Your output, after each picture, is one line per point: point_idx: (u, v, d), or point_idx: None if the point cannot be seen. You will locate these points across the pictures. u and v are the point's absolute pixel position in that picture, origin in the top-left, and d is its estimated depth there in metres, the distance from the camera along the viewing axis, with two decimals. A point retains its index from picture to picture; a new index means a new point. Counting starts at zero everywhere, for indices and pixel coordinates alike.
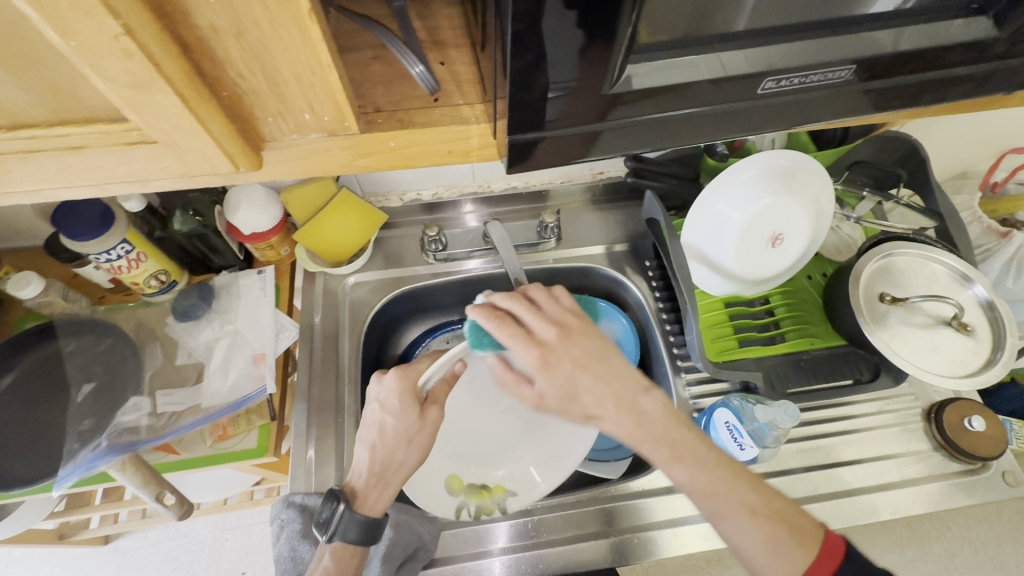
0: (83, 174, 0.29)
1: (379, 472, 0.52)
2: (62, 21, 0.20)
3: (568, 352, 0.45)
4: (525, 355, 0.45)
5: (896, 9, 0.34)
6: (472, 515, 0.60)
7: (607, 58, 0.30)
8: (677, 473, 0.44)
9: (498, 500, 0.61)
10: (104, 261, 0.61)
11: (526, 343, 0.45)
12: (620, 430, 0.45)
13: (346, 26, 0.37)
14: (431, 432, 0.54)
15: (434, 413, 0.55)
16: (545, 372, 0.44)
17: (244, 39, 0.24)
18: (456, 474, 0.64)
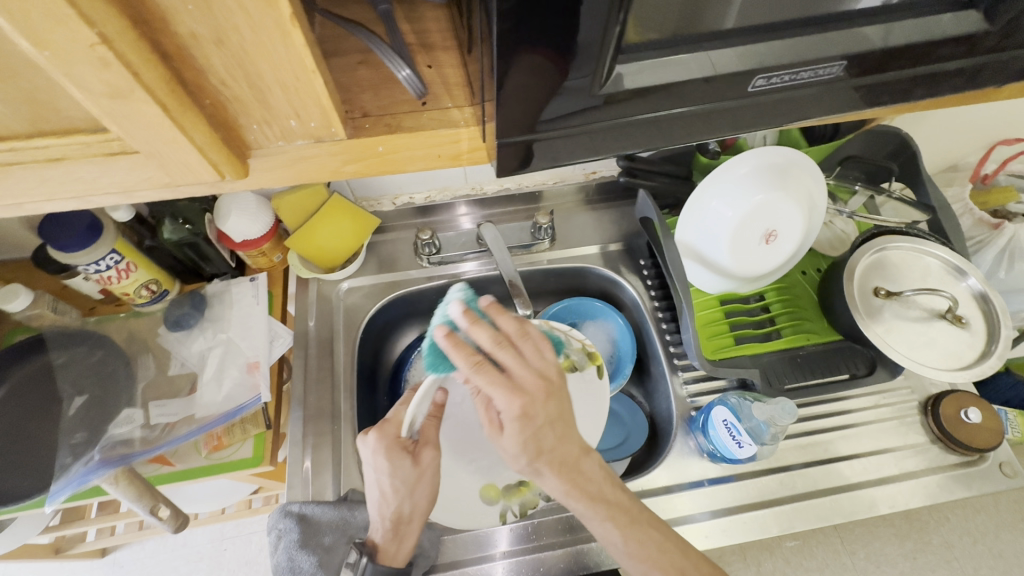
0: (65, 186, 0.29)
1: (395, 519, 0.52)
2: (36, 32, 0.19)
3: (545, 410, 0.45)
4: (505, 402, 0.43)
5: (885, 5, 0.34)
6: (517, 515, 0.59)
7: (598, 56, 0.30)
8: (602, 528, 0.49)
9: (540, 491, 0.60)
10: (93, 271, 0.60)
11: (508, 391, 0.43)
12: (558, 490, 0.48)
13: (332, 31, 0.36)
14: (431, 479, 0.53)
15: (428, 459, 0.53)
16: (521, 423, 0.43)
17: (225, 46, 0.23)
18: (490, 482, 0.61)
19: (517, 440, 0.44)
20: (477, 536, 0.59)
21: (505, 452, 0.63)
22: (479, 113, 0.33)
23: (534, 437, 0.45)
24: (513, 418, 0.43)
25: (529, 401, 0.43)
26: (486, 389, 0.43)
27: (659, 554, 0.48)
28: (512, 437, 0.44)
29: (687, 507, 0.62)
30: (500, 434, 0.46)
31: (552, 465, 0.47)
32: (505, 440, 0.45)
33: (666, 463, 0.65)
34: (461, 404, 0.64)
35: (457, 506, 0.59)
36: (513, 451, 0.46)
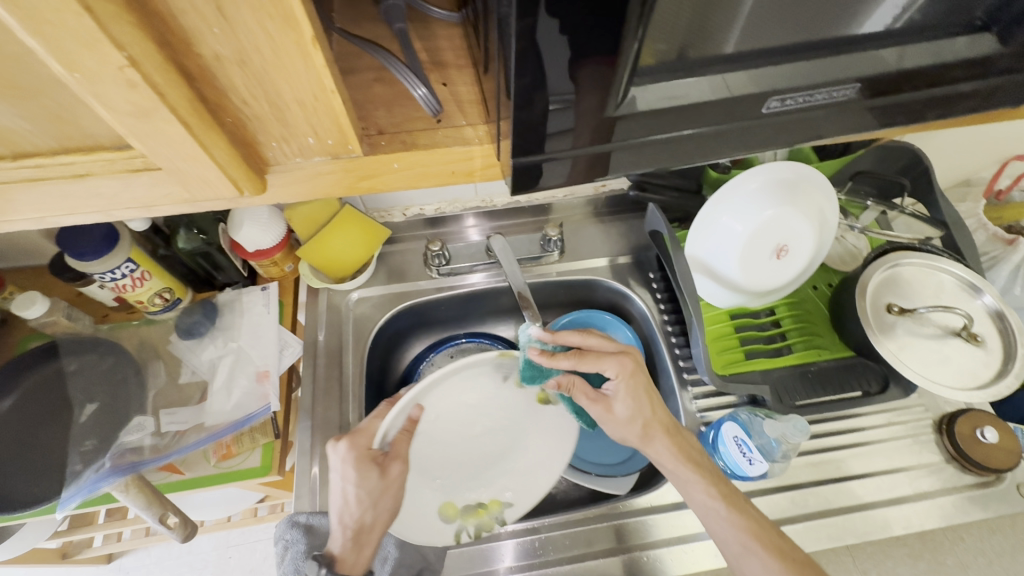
0: (87, 201, 0.29)
1: (351, 528, 0.52)
2: (67, 55, 0.20)
3: (643, 375, 0.54)
4: (609, 368, 0.53)
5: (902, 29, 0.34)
6: (472, 536, 0.59)
7: (611, 75, 0.30)
8: (703, 493, 0.51)
9: (495, 515, 0.60)
10: (109, 279, 0.61)
11: (612, 357, 0.54)
12: (668, 452, 0.53)
13: (348, 49, 0.37)
14: (393, 493, 0.54)
15: (396, 471, 0.55)
16: (629, 381, 0.53)
17: (248, 67, 0.24)
18: (450, 500, 0.61)
19: (628, 403, 0.53)
20: (485, 550, 0.58)
21: (472, 472, 0.63)
22: (493, 131, 0.33)
23: (642, 400, 0.54)
24: (623, 381, 0.53)
25: (629, 369, 0.54)
26: (598, 365, 0.53)
27: (760, 528, 0.49)
28: (619, 398, 0.54)
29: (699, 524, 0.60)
30: (611, 408, 0.54)
31: (660, 427, 0.54)
32: (618, 409, 0.54)
33: None
34: (436, 422, 0.61)
35: (411, 521, 0.58)
36: (624, 418, 0.54)
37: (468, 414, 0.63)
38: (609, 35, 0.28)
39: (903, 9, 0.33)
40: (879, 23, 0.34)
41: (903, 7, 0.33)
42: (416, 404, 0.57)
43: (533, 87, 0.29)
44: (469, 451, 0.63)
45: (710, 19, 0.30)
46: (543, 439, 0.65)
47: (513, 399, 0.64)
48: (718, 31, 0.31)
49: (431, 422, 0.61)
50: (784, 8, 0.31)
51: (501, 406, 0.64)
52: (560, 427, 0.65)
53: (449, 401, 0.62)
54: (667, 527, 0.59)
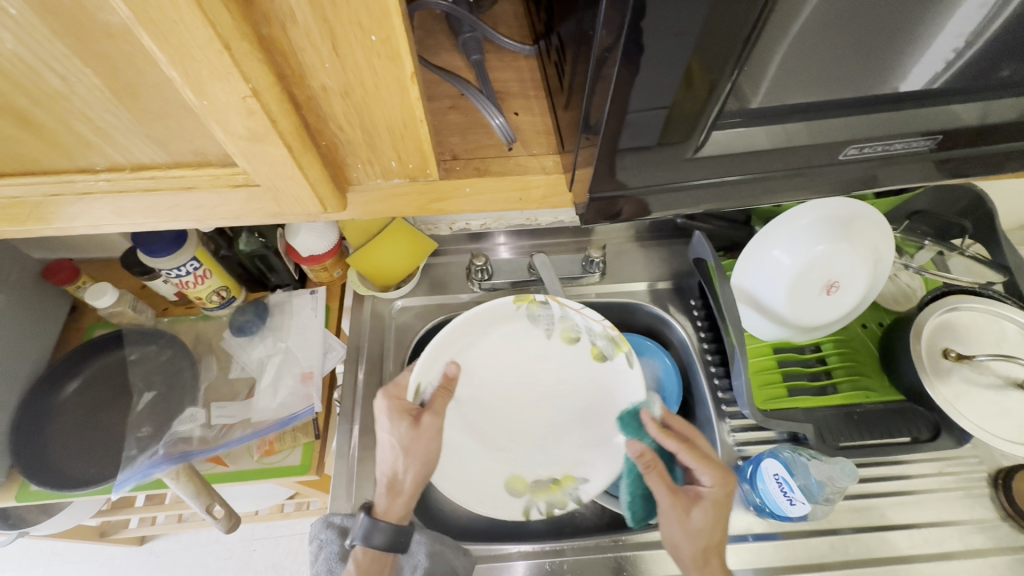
0: (188, 210, 0.32)
1: (389, 487, 0.54)
2: (201, 85, 0.22)
3: (727, 504, 0.53)
4: (709, 477, 0.53)
5: (988, 84, 0.34)
6: (543, 513, 0.59)
7: (694, 126, 0.31)
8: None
9: (570, 491, 0.59)
10: (173, 276, 0.65)
11: (719, 471, 0.53)
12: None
13: (428, 77, 0.40)
14: (431, 450, 0.55)
15: (428, 423, 0.54)
16: (721, 497, 0.52)
17: (350, 98, 0.26)
18: (517, 474, 0.60)
19: (708, 516, 0.52)
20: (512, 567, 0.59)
21: (533, 440, 0.61)
22: (567, 162, 0.35)
23: (720, 523, 0.52)
24: (717, 495, 0.52)
25: (722, 490, 0.53)
26: (696, 468, 0.53)
27: None
28: (701, 510, 0.52)
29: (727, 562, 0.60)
30: (690, 510, 0.52)
31: (717, 557, 0.52)
32: (694, 517, 0.52)
33: None
34: (482, 386, 0.60)
35: (474, 487, 0.58)
36: (695, 531, 0.51)
37: (518, 376, 0.61)
38: (687, 91, 0.29)
39: (957, 55, 0.32)
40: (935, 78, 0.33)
41: (952, 58, 0.32)
42: (451, 360, 0.57)
43: (618, 123, 0.30)
44: (530, 418, 0.61)
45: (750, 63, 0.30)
46: (605, 403, 0.61)
47: (559, 358, 0.61)
48: (753, 72, 0.30)
49: (474, 385, 0.60)
50: (846, 55, 0.31)
51: (549, 367, 0.61)
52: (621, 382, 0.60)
53: (486, 360, 0.60)
54: None
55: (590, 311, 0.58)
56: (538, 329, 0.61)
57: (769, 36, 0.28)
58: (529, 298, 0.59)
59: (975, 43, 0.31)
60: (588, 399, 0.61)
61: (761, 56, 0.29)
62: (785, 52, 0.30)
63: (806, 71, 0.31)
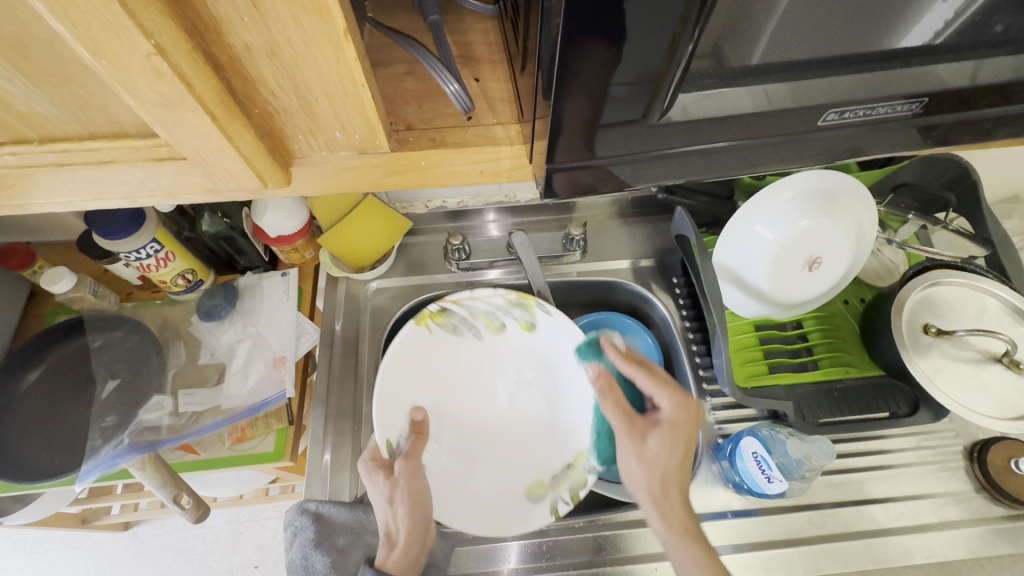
0: (115, 187, 0.30)
1: (388, 540, 0.51)
2: (95, 41, 0.20)
3: (691, 414, 0.52)
4: (666, 397, 0.52)
5: (978, 41, 0.32)
6: (569, 502, 0.57)
7: (660, 88, 0.29)
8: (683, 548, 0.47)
9: (585, 466, 0.58)
10: (134, 259, 0.62)
11: (677, 395, 0.52)
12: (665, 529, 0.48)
13: (381, 39, 0.37)
14: (418, 488, 0.53)
15: (400, 466, 0.53)
16: (678, 402, 0.52)
17: (277, 58, 0.23)
18: (537, 479, 0.59)
19: (666, 441, 0.51)
20: (492, 548, 0.59)
21: (529, 449, 0.60)
22: (528, 132, 0.33)
23: (680, 450, 0.51)
24: (673, 419, 0.51)
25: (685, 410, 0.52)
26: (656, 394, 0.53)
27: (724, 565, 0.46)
28: (667, 412, 0.52)
29: None
30: (645, 438, 0.52)
31: (677, 482, 0.50)
32: (650, 443, 0.51)
33: (690, 491, 0.62)
34: (453, 417, 0.60)
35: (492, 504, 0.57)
36: (653, 457, 0.51)
37: (482, 397, 0.61)
38: (651, 53, 0.27)
39: (953, 16, 0.31)
40: (920, 38, 0.32)
41: (952, 15, 0.31)
42: (415, 405, 0.57)
43: (581, 85, 0.28)
44: (513, 428, 0.61)
45: (748, 20, 0.28)
46: (563, 380, 0.62)
47: (504, 358, 0.63)
48: (745, 38, 0.29)
49: (443, 415, 0.60)
50: (822, 8, 0.29)
51: (500, 370, 0.62)
52: (554, 336, 0.62)
53: (442, 389, 0.60)
54: None
55: (482, 294, 0.62)
56: (466, 337, 0.63)
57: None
58: (429, 315, 0.61)
59: (969, 7, 0.30)
60: (549, 377, 0.62)
61: (736, 22, 0.28)
62: (782, 15, 0.28)
63: (782, 27, 0.29)
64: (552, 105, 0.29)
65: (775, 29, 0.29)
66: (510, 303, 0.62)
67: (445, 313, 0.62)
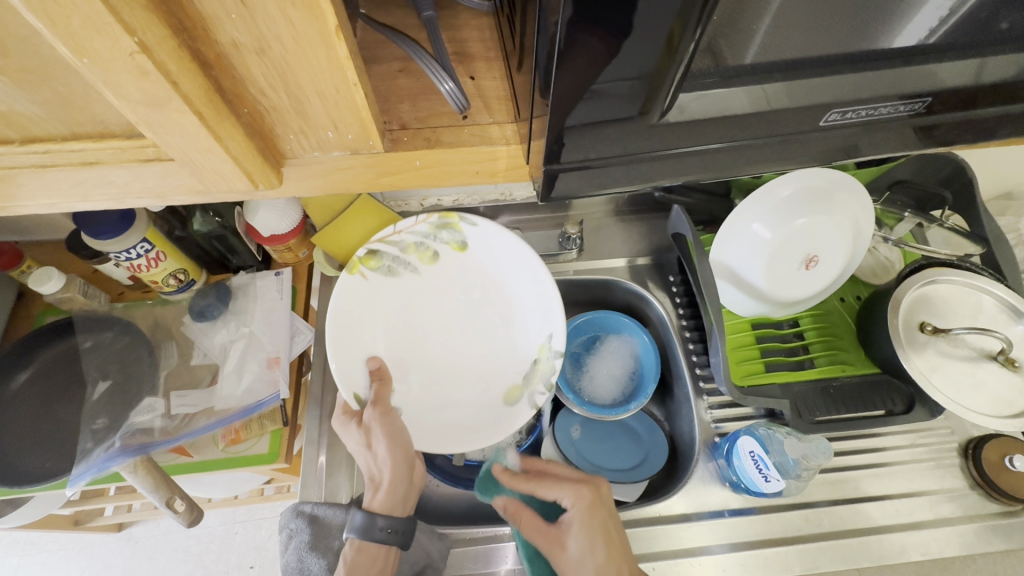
0: (101, 189, 0.29)
1: (373, 482, 0.54)
2: (76, 39, 0.19)
3: (598, 509, 0.52)
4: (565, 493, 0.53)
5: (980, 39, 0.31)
6: (546, 394, 0.56)
7: (660, 87, 0.29)
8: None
9: (549, 356, 0.57)
10: (124, 259, 0.60)
11: (574, 489, 0.53)
12: None
13: (373, 36, 0.36)
14: (394, 430, 0.53)
15: (370, 415, 0.53)
16: (579, 502, 0.52)
17: (266, 56, 0.23)
18: (509, 384, 0.57)
19: (581, 541, 0.51)
20: (490, 548, 0.58)
21: (498, 370, 0.58)
22: (524, 131, 0.32)
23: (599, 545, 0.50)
24: (579, 516, 0.52)
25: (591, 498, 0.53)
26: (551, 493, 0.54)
27: None
28: (573, 518, 0.52)
29: (703, 538, 0.60)
30: (563, 543, 0.52)
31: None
32: (569, 548, 0.51)
33: (686, 489, 0.62)
34: (410, 354, 0.58)
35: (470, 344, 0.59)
36: (580, 558, 0.50)
37: (435, 328, 0.59)
38: (647, 52, 0.26)
39: (947, 14, 0.31)
40: (914, 37, 0.31)
41: (945, 13, 0.30)
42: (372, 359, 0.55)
43: (580, 86, 0.28)
44: (476, 343, 0.59)
45: (746, 15, 0.27)
46: (509, 288, 0.59)
47: (445, 282, 0.59)
48: (741, 37, 0.29)
49: (397, 348, 0.57)
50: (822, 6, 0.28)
51: (444, 294, 0.59)
52: (491, 246, 0.59)
53: (388, 328, 0.57)
54: (675, 539, 0.59)
55: (406, 224, 0.57)
56: (404, 276, 0.58)
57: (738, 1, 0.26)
58: (359, 261, 0.56)
59: (963, 4, 0.30)
60: (500, 283, 0.59)
61: (734, 19, 0.27)
62: (777, 10, 0.28)
63: (785, 24, 0.29)
64: (550, 105, 0.29)
65: (774, 25, 0.29)
66: (436, 226, 0.58)
67: (376, 255, 0.57)
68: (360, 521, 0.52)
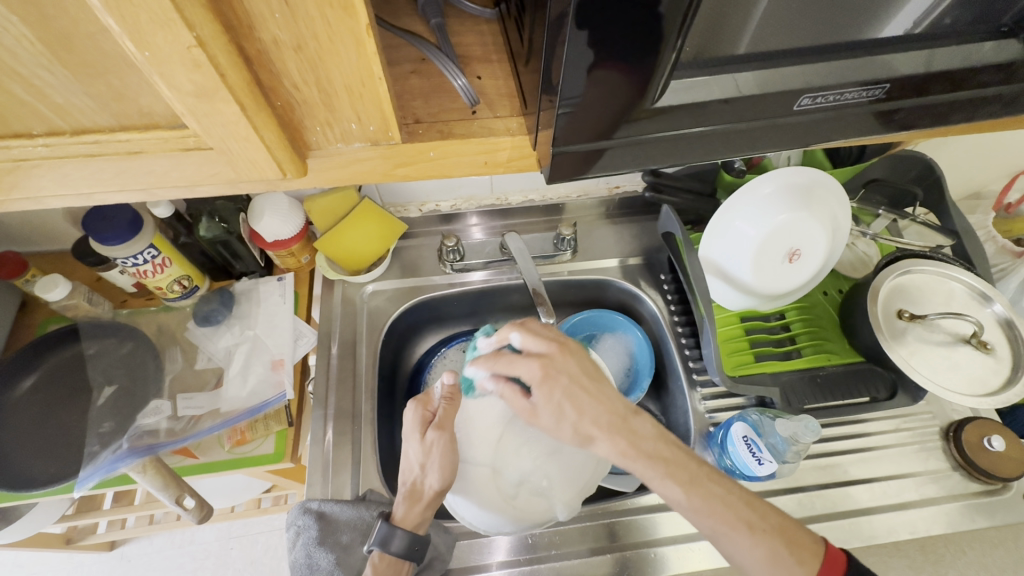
0: (139, 178, 0.32)
1: (408, 496, 0.53)
2: (142, 34, 0.22)
3: (565, 367, 0.48)
4: (527, 367, 0.48)
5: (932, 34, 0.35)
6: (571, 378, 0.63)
7: (653, 74, 0.31)
8: (664, 487, 0.45)
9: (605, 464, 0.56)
10: (131, 265, 0.62)
11: (529, 358, 0.48)
12: (614, 450, 0.46)
13: (390, 41, 0.40)
14: (451, 460, 0.52)
15: (433, 437, 0.52)
16: (544, 382, 0.47)
17: (303, 52, 0.26)
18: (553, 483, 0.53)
19: (547, 401, 0.47)
20: (493, 540, 0.59)
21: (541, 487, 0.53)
22: (530, 124, 0.35)
23: (563, 399, 0.47)
24: (537, 375, 0.47)
25: (549, 361, 0.48)
26: (511, 370, 0.49)
27: (658, 444, 0.47)
28: (541, 397, 0.47)
29: None
30: (533, 413, 0.48)
31: (591, 426, 0.47)
32: (542, 416, 0.47)
33: None
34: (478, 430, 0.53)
35: (479, 438, 0.53)
36: (553, 424, 0.47)
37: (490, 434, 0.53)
38: (640, 46, 0.29)
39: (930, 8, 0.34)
40: (899, 28, 0.35)
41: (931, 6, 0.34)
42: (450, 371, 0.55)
43: (580, 94, 0.31)
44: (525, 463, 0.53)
45: (726, 18, 0.31)
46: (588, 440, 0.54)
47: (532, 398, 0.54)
48: (725, 35, 0.32)
49: (465, 426, 0.54)
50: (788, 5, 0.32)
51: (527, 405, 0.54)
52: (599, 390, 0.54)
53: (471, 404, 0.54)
54: (673, 525, 0.61)
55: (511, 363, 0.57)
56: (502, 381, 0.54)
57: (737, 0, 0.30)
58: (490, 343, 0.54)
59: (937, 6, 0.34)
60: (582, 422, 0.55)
61: (711, 18, 0.30)
62: (762, 11, 0.32)
63: (765, 21, 0.32)
64: (553, 101, 0.32)
65: (756, 20, 0.32)
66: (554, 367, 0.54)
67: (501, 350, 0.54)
68: (382, 529, 0.52)
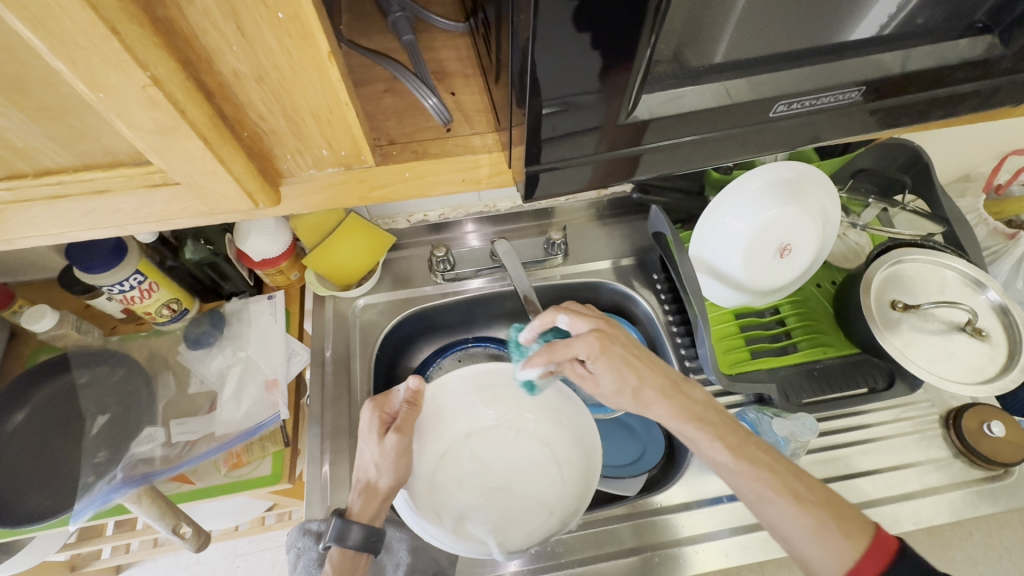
0: (108, 216, 0.31)
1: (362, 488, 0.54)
2: (94, 76, 0.22)
3: (618, 339, 0.53)
4: (586, 341, 0.52)
5: (906, 33, 0.35)
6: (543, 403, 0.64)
7: (624, 89, 0.31)
8: (711, 449, 0.47)
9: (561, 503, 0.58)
10: (117, 292, 0.61)
11: (587, 335, 0.52)
12: (667, 412, 0.50)
13: (359, 60, 0.39)
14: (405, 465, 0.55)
15: (391, 441, 0.54)
16: (603, 355, 0.51)
17: (265, 83, 0.25)
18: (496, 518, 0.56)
19: (609, 369, 0.51)
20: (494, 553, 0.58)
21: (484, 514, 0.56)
22: (504, 139, 0.35)
23: (624, 366, 0.51)
24: (595, 350, 0.51)
25: (604, 334, 0.52)
26: (566, 351, 0.52)
27: (704, 410, 0.50)
28: (602, 369, 0.51)
29: (704, 525, 0.60)
30: (596, 382, 0.53)
31: (654, 389, 0.51)
32: (603, 382, 0.52)
33: (684, 479, 0.63)
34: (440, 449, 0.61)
35: (428, 455, 0.60)
36: (613, 390, 0.52)
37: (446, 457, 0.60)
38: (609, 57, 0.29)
39: (896, 10, 0.34)
40: (870, 30, 0.34)
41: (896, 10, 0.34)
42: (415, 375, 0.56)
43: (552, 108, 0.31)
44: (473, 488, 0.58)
45: (699, 24, 0.31)
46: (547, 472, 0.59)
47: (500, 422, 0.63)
48: (699, 44, 0.32)
49: (426, 446, 0.60)
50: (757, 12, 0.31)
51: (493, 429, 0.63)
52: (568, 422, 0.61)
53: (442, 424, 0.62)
54: (677, 528, 0.60)
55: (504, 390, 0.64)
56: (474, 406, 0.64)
57: (708, 12, 0.30)
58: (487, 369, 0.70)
59: (907, 3, 0.33)
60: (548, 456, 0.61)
61: (680, 27, 0.30)
62: (738, 17, 0.31)
63: (736, 31, 0.32)
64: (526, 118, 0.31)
65: (730, 31, 0.32)
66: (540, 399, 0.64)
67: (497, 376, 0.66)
68: (338, 526, 0.50)
